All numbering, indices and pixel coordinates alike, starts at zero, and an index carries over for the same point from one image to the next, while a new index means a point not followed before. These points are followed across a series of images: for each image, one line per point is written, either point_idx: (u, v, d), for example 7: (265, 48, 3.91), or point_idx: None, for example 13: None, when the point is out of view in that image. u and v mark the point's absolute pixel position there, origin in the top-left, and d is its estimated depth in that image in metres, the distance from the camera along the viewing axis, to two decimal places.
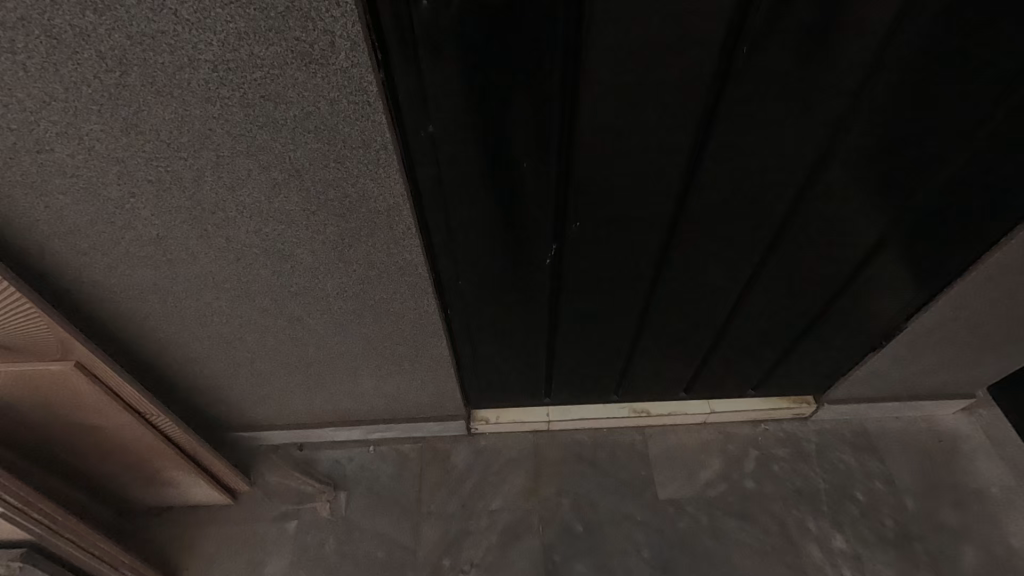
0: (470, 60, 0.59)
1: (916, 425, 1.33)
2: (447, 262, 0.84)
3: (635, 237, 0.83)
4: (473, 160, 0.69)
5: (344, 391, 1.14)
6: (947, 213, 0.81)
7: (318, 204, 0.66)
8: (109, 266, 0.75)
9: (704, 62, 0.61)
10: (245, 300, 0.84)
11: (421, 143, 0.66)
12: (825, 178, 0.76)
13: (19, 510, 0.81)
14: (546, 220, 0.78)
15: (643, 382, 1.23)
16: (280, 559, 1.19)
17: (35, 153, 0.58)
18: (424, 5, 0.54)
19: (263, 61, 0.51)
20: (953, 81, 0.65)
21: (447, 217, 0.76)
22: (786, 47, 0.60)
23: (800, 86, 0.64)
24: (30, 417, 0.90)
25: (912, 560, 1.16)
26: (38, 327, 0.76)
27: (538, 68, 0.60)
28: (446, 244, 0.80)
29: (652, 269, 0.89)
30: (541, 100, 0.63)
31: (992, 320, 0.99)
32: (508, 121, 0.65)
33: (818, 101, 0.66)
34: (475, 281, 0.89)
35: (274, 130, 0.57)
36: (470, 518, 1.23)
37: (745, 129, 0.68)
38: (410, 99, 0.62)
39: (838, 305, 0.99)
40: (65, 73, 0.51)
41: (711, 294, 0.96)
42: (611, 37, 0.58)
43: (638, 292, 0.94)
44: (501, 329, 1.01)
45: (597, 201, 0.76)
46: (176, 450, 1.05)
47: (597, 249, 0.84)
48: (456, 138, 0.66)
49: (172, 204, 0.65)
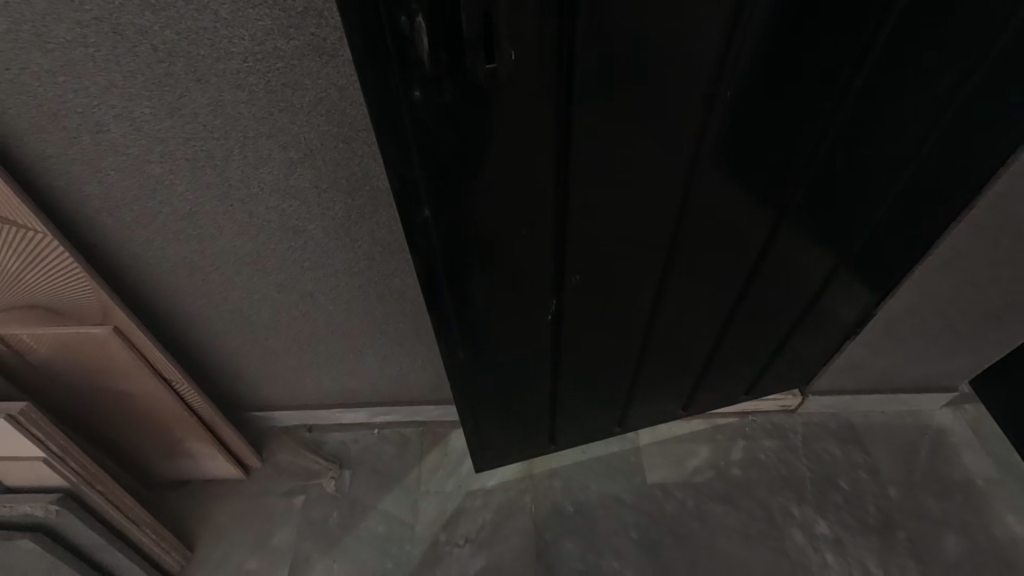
0: (467, 138, 0.58)
1: (902, 419, 1.37)
2: (449, 333, 0.83)
3: (632, 280, 0.84)
4: (472, 230, 0.69)
5: (351, 371, 1.22)
6: (909, 212, 0.86)
7: (328, 181, 0.77)
8: (147, 240, 0.85)
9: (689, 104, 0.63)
10: (262, 275, 0.94)
11: (421, 222, 0.66)
12: (801, 196, 0.79)
13: (59, 458, 0.91)
14: (545, 275, 0.78)
15: (640, 417, 1.22)
16: (287, 530, 1.26)
17: (94, 133, 0.69)
18: (416, 95, 0.53)
19: (284, 54, 0.61)
20: (909, 96, 0.70)
21: (448, 292, 0.76)
22: (762, 80, 0.63)
23: (775, 117, 0.67)
24: (69, 381, 1.01)
25: (893, 546, 1.19)
26: (85, 290, 0.87)
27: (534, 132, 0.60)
28: (448, 315, 0.79)
29: (648, 306, 0.90)
30: (536, 162, 0.64)
31: (957, 305, 1.05)
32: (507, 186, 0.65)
33: (791, 130, 0.69)
34: (477, 347, 0.87)
35: (293, 113, 0.68)
36: (466, 497, 1.29)
37: (728, 161, 0.71)
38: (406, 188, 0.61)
39: (818, 308, 1.02)
40: (124, 63, 0.62)
41: (705, 321, 0.98)
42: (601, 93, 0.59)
43: (635, 330, 0.95)
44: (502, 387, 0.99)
45: (593, 250, 0.77)
46: (196, 420, 1.15)
47: (595, 295, 0.85)
48: (454, 212, 0.66)
49: (204, 180, 0.76)
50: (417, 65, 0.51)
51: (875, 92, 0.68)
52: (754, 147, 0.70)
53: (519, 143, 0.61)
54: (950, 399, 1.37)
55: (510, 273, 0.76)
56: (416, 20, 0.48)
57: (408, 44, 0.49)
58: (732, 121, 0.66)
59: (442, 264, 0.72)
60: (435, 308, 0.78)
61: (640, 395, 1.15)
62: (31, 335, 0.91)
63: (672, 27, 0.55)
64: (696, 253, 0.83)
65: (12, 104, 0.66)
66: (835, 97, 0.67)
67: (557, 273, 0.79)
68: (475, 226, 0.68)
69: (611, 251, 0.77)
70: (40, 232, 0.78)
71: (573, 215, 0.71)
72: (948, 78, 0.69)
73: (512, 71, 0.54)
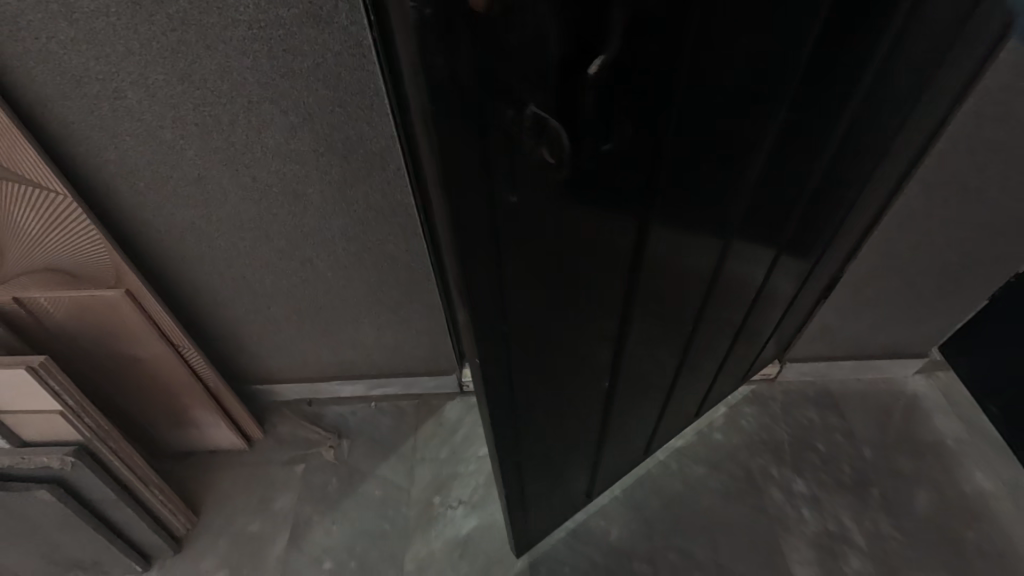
0: (554, 228, 0.51)
1: (877, 386, 1.42)
2: (506, 429, 0.74)
3: (676, 326, 0.80)
4: (541, 322, 0.61)
5: (348, 341, 1.29)
6: (879, 189, 0.92)
7: (325, 145, 0.84)
8: (158, 205, 0.92)
9: (751, 144, 0.59)
10: (265, 241, 1.00)
11: (494, 328, 0.57)
12: (814, 204, 0.80)
13: (75, 412, 0.97)
14: (601, 346, 0.72)
15: (661, 436, 1.20)
16: (288, 495, 1.32)
17: (112, 100, 0.76)
18: (512, 197, 0.45)
19: (285, 21, 0.69)
20: (908, 93, 0.72)
21: (509, 390, 0.67)
22: (809, 107, 0.61)
23: (811, 141, 0.66)
24: (83, 346, 1.07)
25: (866, 501, 1.25)
26: (101, 252, 0.94)
27: (618, 209, 0.54)
28: (507, 412, 0.70)
29: (683, 343, 0.87)
30: (614, 239, 0.57)
31: (918, 267, 1.12)
32: (581, 269, 0.58)
33: (820, 150, 0.68)
34: (531, 431, 0.79)
35: (293, 79, 0.75)
36: (458, 462, 1.35)
37: (768, 190, 0.68)
38: (484, 294, 0.52)
39: (804, 289, 1.06)
40: (142, 32, 0.69)
41: (721, 339, 0.98)
42: (681, 153, 0.53)
43: (669, 367, 0.91)
44: (548, 462, 0.91)
45: (649, 308, 0.71)
46: (201, 387, 1.21)
47: (643, 348, 0.79)
48: (526, 310, 0.58)
49: (212, 144, 0.83)
50: (523, 163, 0.43)
51: (887, 98, 0.70)
52: (790, 172, 0.68)
53: (604, 223, 0.54)
54: (923, 366, 1.43)
55: (570, 352, 0.69)
56: (529, 113, 0.40)
57: (513, 142, 0.41)
58: (779, 152, 0.64)
59: (507, 365, 0.63)
60: (496, 409, 0.69)
61: (664, 419, 1.12)
62: (49, 300, 0.97)
63: (754, 69, 0.51)
64: (727, 289, 0.82)
65: (40, 72, 0.73)
66: (858, 109, 0.67)
67: (614, 339, 0.72)
68: (544, 316, 0.60)
69: (665, 302, 0.72)
70: (61, 194, 0.85)
71: (640, 282, 0.65)
72: (935, 73, 0.72)
73: (616, 150, 0.48)
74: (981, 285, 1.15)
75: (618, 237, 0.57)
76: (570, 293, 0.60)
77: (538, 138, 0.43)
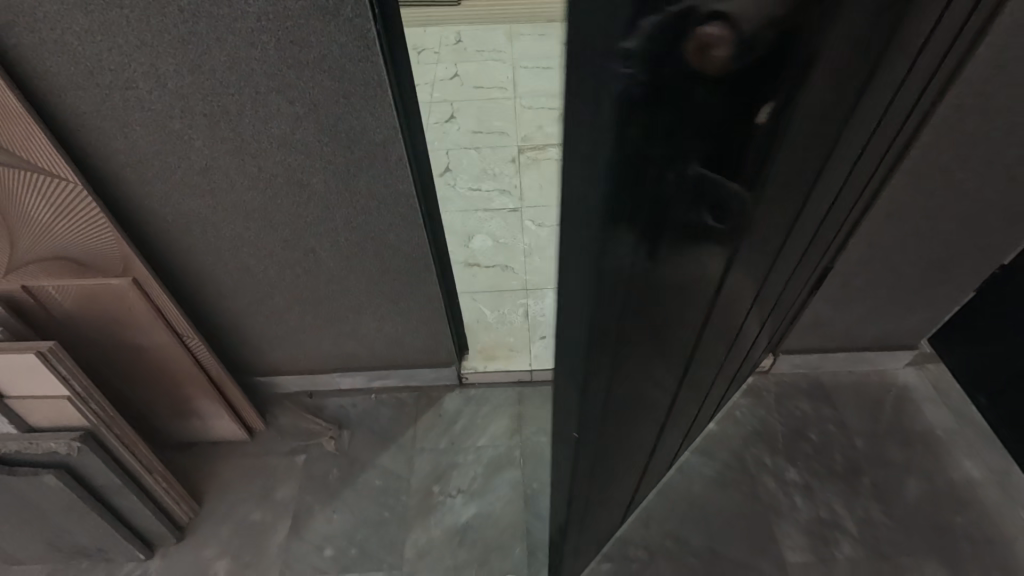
0: (684, 292, 0.44)
1: (868, 378, 1.45)
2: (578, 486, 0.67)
3: (734, 353, 0.76)
4: (641, 385, 0.54)
5: (349, 332, 1.31)
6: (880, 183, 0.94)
7: (329, 135, 0.86)
8: (166, 194, 0.94)
9: (849, 169, 0.54)
10: (269, 231, 1.03)
11: (603, 401, 0.50)
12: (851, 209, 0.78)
13: (82, 398, 0.99)
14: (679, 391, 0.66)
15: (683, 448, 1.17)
16: (289, 485, 1.34)
17: (124, 90, 0.79)
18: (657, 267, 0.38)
19: (293, 14, 0.71)
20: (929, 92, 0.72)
21: (595, 455, 0.60)
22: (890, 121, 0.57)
23: (877, 153, 0.63)
24: (89, 334, 1.09)
25: (857, 489, 1.27)
26: (109, 240, 0.96)
27: (742, 262, 0.47)
28: (585, 473, 0.64)
29: (731, 364, 0.83)
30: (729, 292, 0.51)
31: (907, 258, 1.15)
32: (693, 326, 0.51)
33: (875, 158, 0.66)
34: (598, 485, 0.73)
35: (299, 70, 0.77)
36: (457, 453, 1.37)
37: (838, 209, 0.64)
38: (602, 370, 0.45)
39: (813, 287, 1.06)
40: (154, 23, 0.72)
41: (753, 351, 0.96)
42: (805, 192, 0.47)
43: (713, 388, 0.88)
44: (604, 505, 0.85)
45: (725, 345, 0.66)
46: (205, 377, 1.23)
47: (705, 381, 0.75)
48: (633, 376, 0.51)
49: (220, 134, 0.85)
50: (675, 228, 0.36)
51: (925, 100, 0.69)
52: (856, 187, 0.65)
53: (726, 279, 0.48)
54: (914, 359, 1.46)
55: (654, 405, 0.63)
56: (695, 174, 0.34)
57: (675, 206, 0.35)
58: (858, 171, 0.59)
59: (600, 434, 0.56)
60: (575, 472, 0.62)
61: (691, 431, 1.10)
62: (56, 288, 0.99)
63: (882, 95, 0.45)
64: (778, 307, 0.79)
65: (54, 62, 0.75)
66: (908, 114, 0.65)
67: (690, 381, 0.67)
68: (645, 379, 0.54)
69: (737, 335, 0.68)
70: (71, 181, 0.87)
71: (729, 325, 0.60)
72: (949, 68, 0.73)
73: (763, 203, 0.41)
74: (968, 276, 1.18)
75: (732, 289, 0.51)
76: (674, 351, 0.53)
77: (700, 198, 0.36)
